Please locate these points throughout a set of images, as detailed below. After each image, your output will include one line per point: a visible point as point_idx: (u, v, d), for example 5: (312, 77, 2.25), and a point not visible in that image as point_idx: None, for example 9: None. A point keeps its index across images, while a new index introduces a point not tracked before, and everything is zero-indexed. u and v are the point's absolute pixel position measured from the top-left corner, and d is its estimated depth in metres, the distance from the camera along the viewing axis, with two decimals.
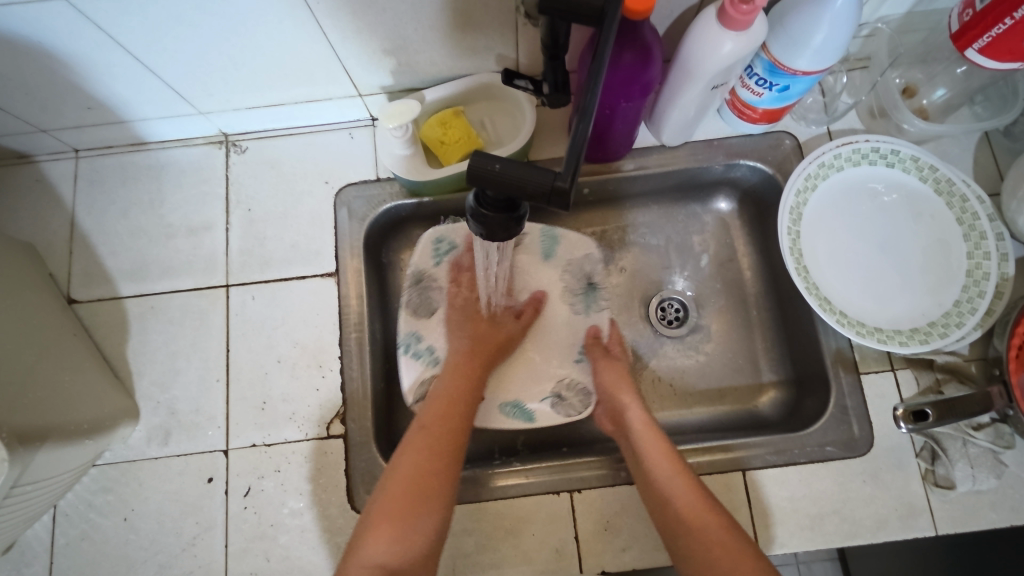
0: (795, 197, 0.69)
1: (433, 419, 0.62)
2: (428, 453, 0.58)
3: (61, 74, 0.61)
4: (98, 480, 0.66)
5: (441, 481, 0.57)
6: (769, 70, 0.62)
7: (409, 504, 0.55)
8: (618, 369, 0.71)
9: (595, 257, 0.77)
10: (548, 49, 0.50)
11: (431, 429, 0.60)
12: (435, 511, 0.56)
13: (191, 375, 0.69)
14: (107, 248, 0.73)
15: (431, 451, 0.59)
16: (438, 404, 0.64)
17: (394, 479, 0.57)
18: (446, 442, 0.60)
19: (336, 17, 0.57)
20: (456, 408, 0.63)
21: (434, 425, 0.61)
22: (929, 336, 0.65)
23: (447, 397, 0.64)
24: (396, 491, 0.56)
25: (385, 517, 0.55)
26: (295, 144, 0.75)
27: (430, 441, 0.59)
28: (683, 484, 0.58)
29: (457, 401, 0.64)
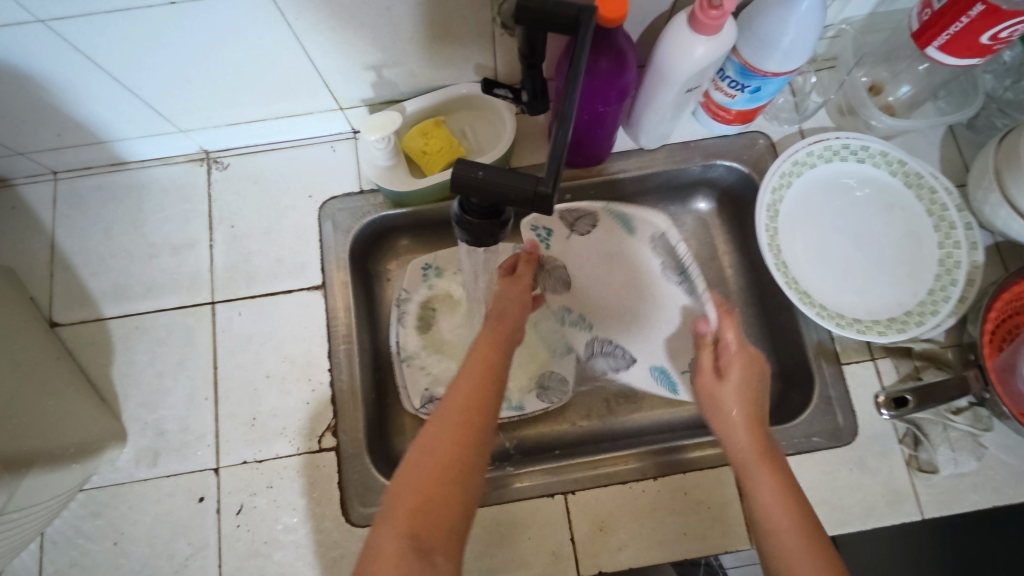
0: (771, 195, 0.70)
1: (473, 375, 0.51)
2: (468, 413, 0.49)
3: (38, 96, 0.61)
4: (86, 504, 0.65)
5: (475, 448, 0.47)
6: (740, 72, 0.64)
7: (441, 467, 0.46)
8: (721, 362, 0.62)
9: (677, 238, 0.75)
10: (525, 59, 0.52)
11: (472, 382, 0.51)
12: (469, 479, 0.46)
13: (178, 395, 0.68)
14: (89, 269, 0.72)
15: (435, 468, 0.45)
16: (477, 366, 0.52)
17: (426, 435, 0.48)
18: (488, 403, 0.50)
19: (315, 32, 0.58)
20: (495, 365, 0.53)
21: (475, 381, 0.51)
22: (905, 325, 0.67)
23: (488, 356, 0.54)
24: (430, 450, 0.47)
25: (413, 478, 0.45)
26: (278, 159, 0.76)
27: (473, 400, 0.49)
28: (783, 509, 0.49)
29: (493, 358, 0.54)
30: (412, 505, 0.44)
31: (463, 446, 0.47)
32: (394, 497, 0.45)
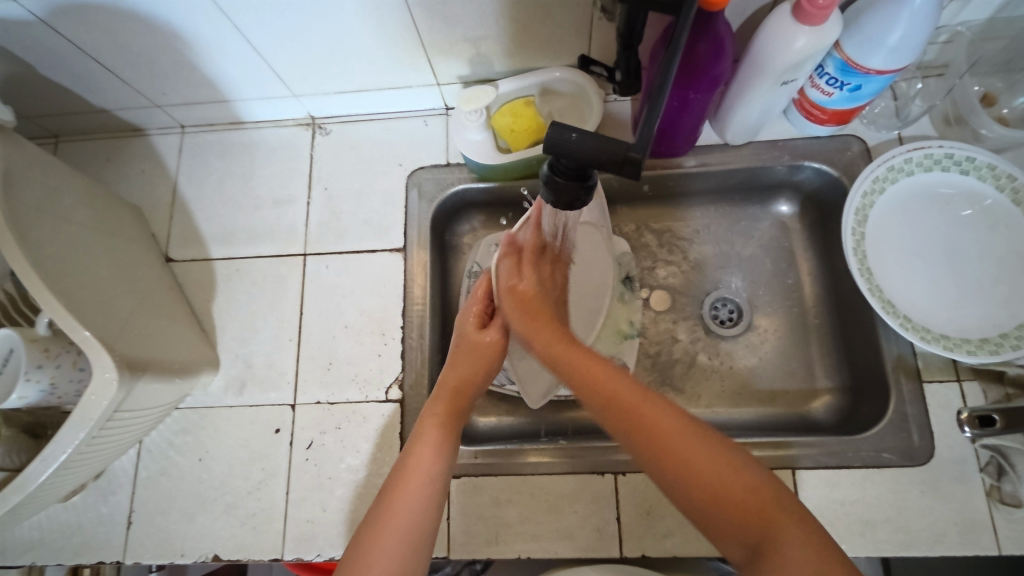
0: (861, 199, 0.68)
1: (435, 431, 0.56)
2: (433, 473, 0.52)
3: (181, 53, 0.69)
4: (179, 421, 0.72)
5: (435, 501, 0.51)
6: (841, 69, 0.62)
7: (411, 521, 0.49)
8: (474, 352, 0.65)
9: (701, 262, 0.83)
10: (623, 39, 0.55)
11: (432, 441, 0.55)
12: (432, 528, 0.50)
13: (266, 334, 0.75)
14: (202, 214, 0.80)
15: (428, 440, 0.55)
16: (435, 415, 0.58)
17: (391, 490, 0.51)
18: (445, 457, 0.54)
19: (426, 6, 0.62)
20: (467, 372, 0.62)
21: (438, 447, 0.54)
22: (999, 348, 0.62)
23: (457, 402, 0.60)
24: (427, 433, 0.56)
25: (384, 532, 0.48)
26: (374, 129, 0.81)
27: (431, 454, 0.53)
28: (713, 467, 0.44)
29: (447, 418, 0.58)
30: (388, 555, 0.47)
31: (429, 501, 0.51)
32: (370, 549, 0.47)
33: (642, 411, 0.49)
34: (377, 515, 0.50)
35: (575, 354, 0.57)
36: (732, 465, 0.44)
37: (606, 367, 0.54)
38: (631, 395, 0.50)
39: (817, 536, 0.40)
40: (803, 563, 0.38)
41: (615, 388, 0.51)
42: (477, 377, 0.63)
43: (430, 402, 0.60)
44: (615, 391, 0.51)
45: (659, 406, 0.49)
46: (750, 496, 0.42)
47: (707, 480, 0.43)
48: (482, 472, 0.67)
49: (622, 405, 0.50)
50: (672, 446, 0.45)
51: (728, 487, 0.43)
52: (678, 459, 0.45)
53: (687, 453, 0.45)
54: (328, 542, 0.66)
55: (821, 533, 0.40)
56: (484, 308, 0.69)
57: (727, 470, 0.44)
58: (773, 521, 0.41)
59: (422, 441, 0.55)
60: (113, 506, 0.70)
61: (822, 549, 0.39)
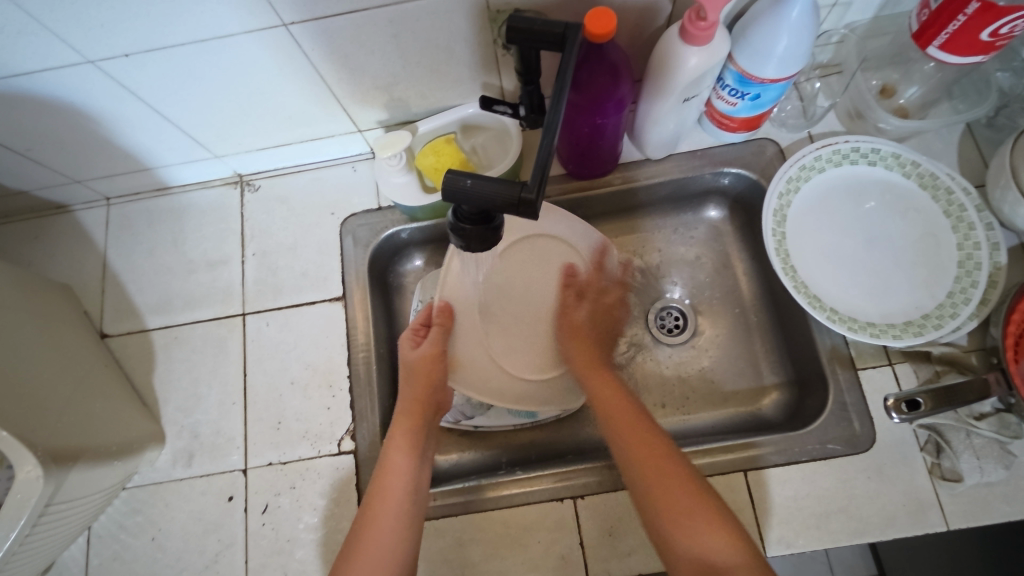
0: (777, 200, 0.71)
1: (403, 447, 0.62)
2: (405, 484, 0.60)
3: (92, 130, 0.68)
4: (128, 502, 0.70)
5: (410, 511, 0.59)
6: (738, 80, 0.65)
7: (393, 528, 0.57)
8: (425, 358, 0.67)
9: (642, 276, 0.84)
10: (523, 75, 0.56)
11: (403, 455, 0.62)
12: (414, 527, 0.58)
13: (211, 400, 0.73)
14: (135, 285, 0.79)
15: (388, 493, 0.59)
16: (397, 465, 0.61)
17: (371, 502, 0.59)
18: (416, 467, 0.62)
19: (330, 60, 0.63)
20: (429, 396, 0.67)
21: (410, 458, 0.62)
22: (923, 328, 0.65)
23: (414, 417, 0.65)
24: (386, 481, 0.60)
25: (372, 538, 0.57)
26: (303, 180, 0.81)
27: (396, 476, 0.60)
28: (699, 506, 0.55)
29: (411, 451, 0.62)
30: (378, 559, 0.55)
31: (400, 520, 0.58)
32: (362, 552, 0.56)
33: (635, 434, 0.61)
34: (354, 551, 0.56)
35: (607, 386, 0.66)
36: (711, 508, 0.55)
37: (620, 394, 0.65)
38: (627, 419, 0.62)
39: (719, 521, 0.54)
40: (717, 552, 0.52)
41: (626, 423, 0.62)
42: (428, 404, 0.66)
43: (393, 421, 0.65)
44: (624, 426, 0.62)
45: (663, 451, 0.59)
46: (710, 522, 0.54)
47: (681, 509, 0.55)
48: (442, 514, 0.67)
49: (625, 434, 0.61)
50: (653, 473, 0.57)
51: (683, 493, 0.56)
52: (651, 461, 0.58)
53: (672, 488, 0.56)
54: None
55: (737, 530, 0.53)
56: (419, 331, 0.70)
57: (686, 483, 0.56)
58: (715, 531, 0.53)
59: (382, 490, 0.59)
60: None
61: (736, 545, 0.52)
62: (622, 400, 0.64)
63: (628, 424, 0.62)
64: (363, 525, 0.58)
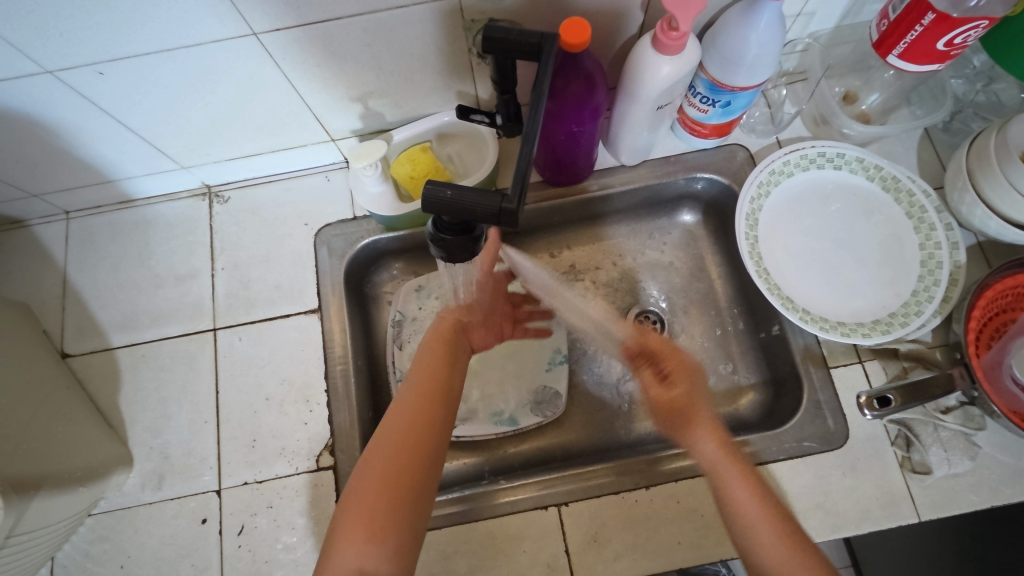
0: (749, 204, 0.72)
1: (418, 393, 0.53)
2: (423, 436, 0.50)
3: (50, 141, 0.65)
4: (94, 529, 0.67)
5: (425, 467, 0.49)
6: (709, 88, 0.66)
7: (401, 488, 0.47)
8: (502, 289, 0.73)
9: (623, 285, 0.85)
10: (498, 85, 0.56)
11: (421, 404, 0.52)
12: (426, 489, 0.48)
13: (182, 419, 0.71)
14: (98, 301, 0.76)
15: (404, 444, 0.49)
16: (411, 410, 0.51)
17: (376, 456, 0.48)
18: (436, 418, 0.52)
19: (302, 68, 0.62)
20: (451, 343, 0.60)
21: (429, 405, 0.52)
22: (890, 326, 0.67)
23: (436, 363, 0.57)
24: (392, 433, 0.50)
25: (372, 501, 0.46)
26: (275, 190, 0.79)
27: (409, 441, 0.49)
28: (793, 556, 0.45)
29: (432, 398, 0.53)
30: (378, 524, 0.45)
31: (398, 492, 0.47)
32: (357, 517, 0.45)
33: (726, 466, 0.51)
34: (346, 521, 0.45)
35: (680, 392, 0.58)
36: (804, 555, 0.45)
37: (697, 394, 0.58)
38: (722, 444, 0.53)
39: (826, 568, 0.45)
40: (778, 560, 0.45)
41: (721, 461, 0.52)
42: (453, 350, 0.59)
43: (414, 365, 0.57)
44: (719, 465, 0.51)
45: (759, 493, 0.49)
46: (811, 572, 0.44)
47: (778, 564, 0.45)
48: (426, 527, 0.66)
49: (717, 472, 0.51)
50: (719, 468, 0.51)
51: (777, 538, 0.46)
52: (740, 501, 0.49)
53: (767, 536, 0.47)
54: None
55: (819, 553, 0.46)
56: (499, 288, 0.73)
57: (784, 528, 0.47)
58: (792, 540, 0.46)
59: (385, 443, 0.49)
60: None
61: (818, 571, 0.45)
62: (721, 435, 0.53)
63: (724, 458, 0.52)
64: (362, 489, 0.47)
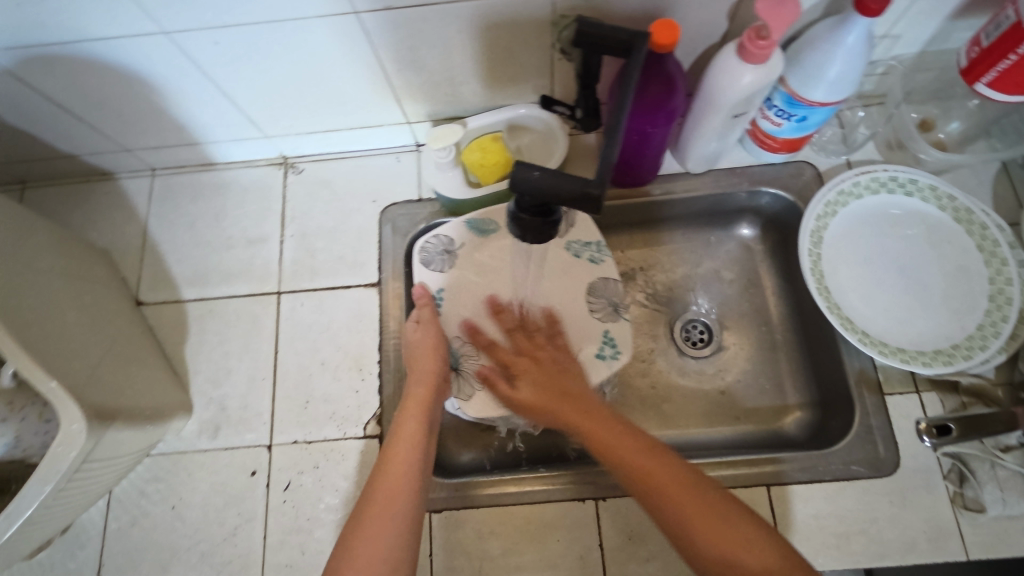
0: (815, 221, 0.72)
1: (410, 426, 0.60)
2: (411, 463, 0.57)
3: (151, 99, 0.69)
4: (151, 468, 0.70)
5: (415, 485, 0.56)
6: (787, 101, 0.66)
7: (399, 507, 0.54)
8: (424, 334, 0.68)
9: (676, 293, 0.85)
10: (582, 79, 0.60)
11: (406, 440, 0.59)
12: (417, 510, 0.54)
13: (241, 374, 0.74)
14: (174, 256, 0.80)
15: (392, 476, 0.56)
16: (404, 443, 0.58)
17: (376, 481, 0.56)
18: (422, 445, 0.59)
19: (393, 50, 0.64)
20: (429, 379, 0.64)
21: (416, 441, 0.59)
22: (952, 358, 0.66)
23: (418, 400, 0.63)
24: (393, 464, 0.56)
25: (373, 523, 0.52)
26: (347, 166, 0.83)
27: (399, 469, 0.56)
28: (700, 504, 0.50)
29: (416, 433, 0.60)
30: (381, 535, 0.51)
31: (409, 520, 0.53)
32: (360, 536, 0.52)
33: (614, 442, 0.56)
34: (351, 537, 0.52)
35: (551, 387, 0.64)
36: (700, 494, 0.51)
37: (587, 397, 0.63)
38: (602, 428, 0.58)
39: (740, 515, 0.49)
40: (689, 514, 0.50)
41: (617, 447, 0.56)
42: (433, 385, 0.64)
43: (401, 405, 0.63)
44: (612, 449, 0.56)
45: (656, 457, 0.54)
46: (716, 517, 0.49)
47: (685, 513, 0.50)
48: (464, 505, 0.67)
49: (612, 453, 0.56)
50: (658, 479, 0.52)
51: (679, 488, 0.51)
52: (640, 469, 0.53)
53: (668, 490, 0.51)
54: None
55: (718, 492, 0.51)
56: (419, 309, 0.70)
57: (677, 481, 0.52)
58: (740, 545, 0.47)
59: (386, 477, 0.56)
60: (81, 561, 0.67)
61: (714, 504, 0.50)
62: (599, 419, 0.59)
63: (614, 441, 0.57)
64: (361, 515, 0.53)
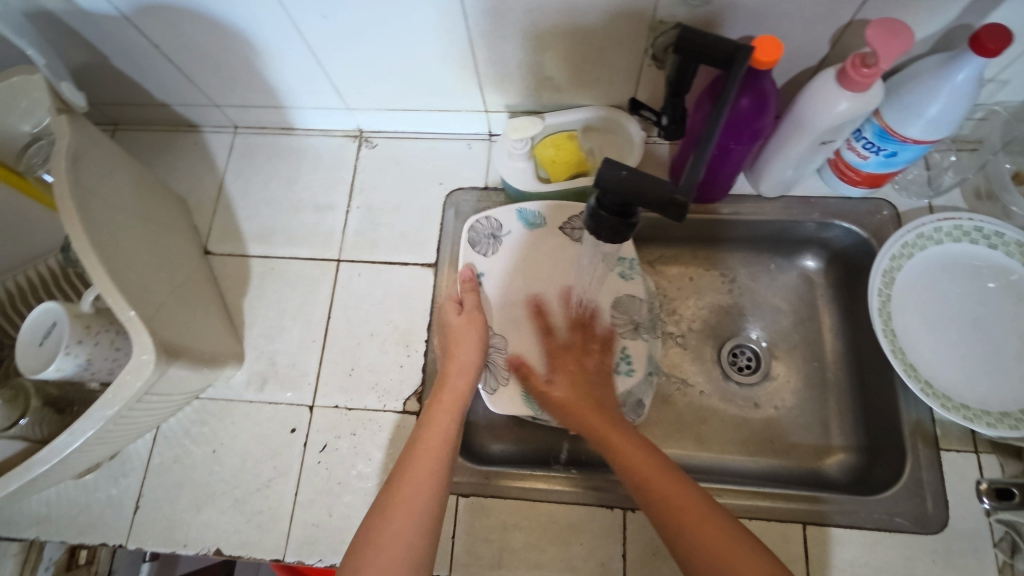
0: (889, 261, 0.70)
1: (443, 415, 0.59)
2: (445, 450, 0.57)
3: (250, 60, 0.72)
4: (198, 411, 0.73)
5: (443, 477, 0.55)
6: (878, 135, 0.64)
7: (421, 501, 0.52)
8: (465, 321, 0.66)
9: (727, 316, 0.83)
10: (672, 87, 0.59)
11: (437, 425, 0.58)
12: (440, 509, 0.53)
13: (293, 334, 0.76)
14: (245, 212, 0.83)
15: (419, 468, 0.55)
16: (436, 431, 0.58)
17: (400, 475, 0.54)
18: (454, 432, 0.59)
19: (487, 38, 0.65)
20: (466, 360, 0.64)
21: (449, 422, 0.59)
22: (1019, 423, 0.62)
23: (456, 384, 0.62)
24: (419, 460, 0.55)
25: (397, 516, 0.51)
26: (418, 146, 0.84)
27: (431, 457, 0.55)
28: (735, 552, 0.47)
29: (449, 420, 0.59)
30: (402, 530, 0.50)
31: (428, 516, 0.52)
32: (377, 534, 0.50)
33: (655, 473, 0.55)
34: (364, 539, 0.50)
35: (602, 421, 0.62)
36: (737, 538, 0.48)
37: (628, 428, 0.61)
38: (642, 457, 0.56)
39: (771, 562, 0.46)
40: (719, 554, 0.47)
41: (655, 479, 0.54)
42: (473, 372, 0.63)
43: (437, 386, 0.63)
44: (652, 482, 0.54)
45: (691, 495, 0.52)
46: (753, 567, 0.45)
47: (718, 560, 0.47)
48: (492, 494, 0.67)
49: (649, 483, 0.54)
50: (687, 512, 0.51)
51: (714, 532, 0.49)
52: (673, 508, 0.51)
53: (705, 535, 0.49)
54: (332, 548, 0.66)
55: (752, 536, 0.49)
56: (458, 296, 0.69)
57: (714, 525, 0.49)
58: None
59: (409, 471, 0.54)
60: (123, 488, 0.71)
61: (750, 547, 0.47)
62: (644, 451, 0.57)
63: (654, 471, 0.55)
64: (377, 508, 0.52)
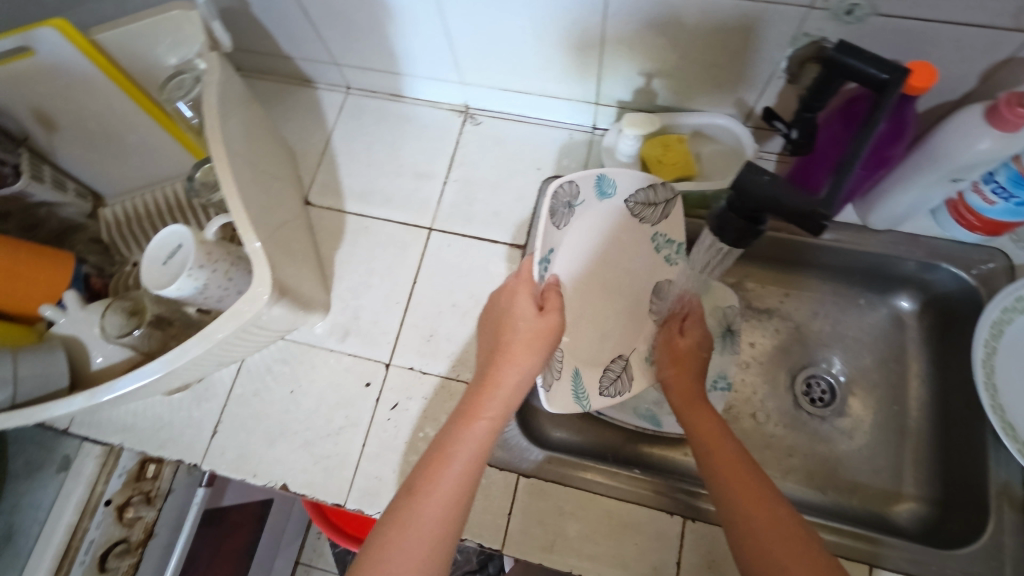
0: (999, 312, 0.67)
1: (476, 425, 0.54)
2: (471, 464, 0.52)
3: (380, 24, 0.75)
4: (281, 351, 0.76)
5: (464, 490, 0.51)
6: (1013, 180, 0.61)
7: (438, 508, 0.49)
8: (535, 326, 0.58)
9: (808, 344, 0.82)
10: (806, 102, 0.57)
11: (470, 440, 0.53)
12: (456, 525, 0.50)
13: (378, 292, 0.79)
14: (346, 169, 0.86)
15: (441, 473, 0.51)
16: (466, 445, 0.53)
17: (425, 471, 0.51)
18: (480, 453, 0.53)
19: (619, 31, 0.66)
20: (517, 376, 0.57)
21: (481, 435, 0.54)
22: None
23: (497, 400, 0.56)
24: (446, 465, 0.51)
25: (413, 518, 0.48)
26: (522, 130, 0.85)
27: (458, 464, 0.51)
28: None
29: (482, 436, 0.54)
30: (416, 535, 0.48)
31: (441, 525, 0.49)
32: (393, 531, 0.48)
33: (748, 488, 0.53)
34: (390, 524, 0.48)
35: (699, 411, 0.62)
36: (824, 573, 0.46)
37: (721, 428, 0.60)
38: (733, 464, 0.55)
39: None
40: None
41: (746, 492, 0.53)
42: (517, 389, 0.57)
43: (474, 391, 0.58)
44: (743, 494, 0.53)
45: (783, 519, 0.50)
46: None
47: None
48: (553, 480, 0.68)
49: (737, 496, 0.53)
50: (772, 533, 0.49)
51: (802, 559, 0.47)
52: (756, 528, 0.50)
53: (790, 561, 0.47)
54: None
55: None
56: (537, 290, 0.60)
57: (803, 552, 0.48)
58: None
59: (429, 475, 0.51)
60: (205, 411, 0.74)
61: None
62: (737, 458, 0.56)
63: (748, 487, 0.53)
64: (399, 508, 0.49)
